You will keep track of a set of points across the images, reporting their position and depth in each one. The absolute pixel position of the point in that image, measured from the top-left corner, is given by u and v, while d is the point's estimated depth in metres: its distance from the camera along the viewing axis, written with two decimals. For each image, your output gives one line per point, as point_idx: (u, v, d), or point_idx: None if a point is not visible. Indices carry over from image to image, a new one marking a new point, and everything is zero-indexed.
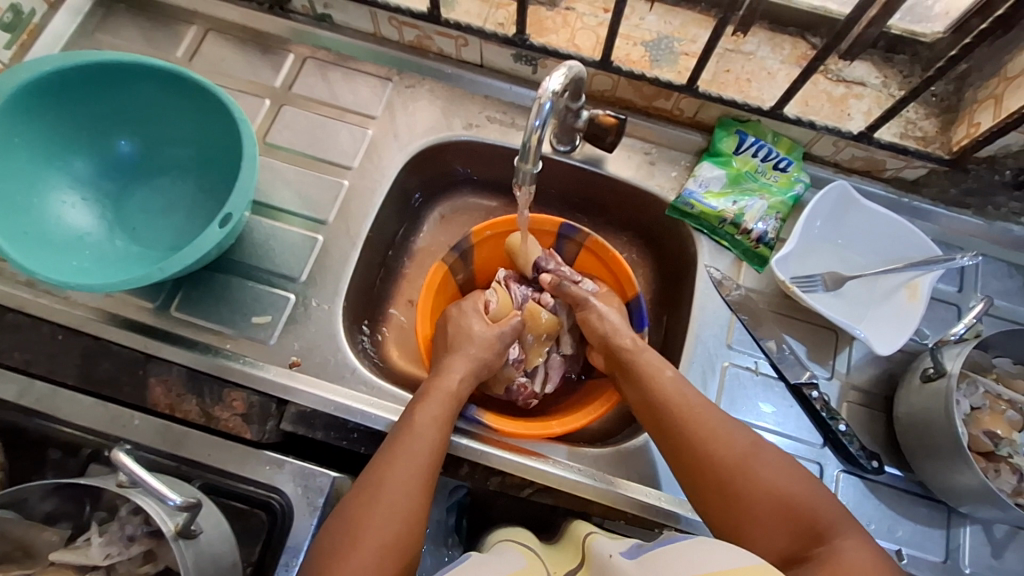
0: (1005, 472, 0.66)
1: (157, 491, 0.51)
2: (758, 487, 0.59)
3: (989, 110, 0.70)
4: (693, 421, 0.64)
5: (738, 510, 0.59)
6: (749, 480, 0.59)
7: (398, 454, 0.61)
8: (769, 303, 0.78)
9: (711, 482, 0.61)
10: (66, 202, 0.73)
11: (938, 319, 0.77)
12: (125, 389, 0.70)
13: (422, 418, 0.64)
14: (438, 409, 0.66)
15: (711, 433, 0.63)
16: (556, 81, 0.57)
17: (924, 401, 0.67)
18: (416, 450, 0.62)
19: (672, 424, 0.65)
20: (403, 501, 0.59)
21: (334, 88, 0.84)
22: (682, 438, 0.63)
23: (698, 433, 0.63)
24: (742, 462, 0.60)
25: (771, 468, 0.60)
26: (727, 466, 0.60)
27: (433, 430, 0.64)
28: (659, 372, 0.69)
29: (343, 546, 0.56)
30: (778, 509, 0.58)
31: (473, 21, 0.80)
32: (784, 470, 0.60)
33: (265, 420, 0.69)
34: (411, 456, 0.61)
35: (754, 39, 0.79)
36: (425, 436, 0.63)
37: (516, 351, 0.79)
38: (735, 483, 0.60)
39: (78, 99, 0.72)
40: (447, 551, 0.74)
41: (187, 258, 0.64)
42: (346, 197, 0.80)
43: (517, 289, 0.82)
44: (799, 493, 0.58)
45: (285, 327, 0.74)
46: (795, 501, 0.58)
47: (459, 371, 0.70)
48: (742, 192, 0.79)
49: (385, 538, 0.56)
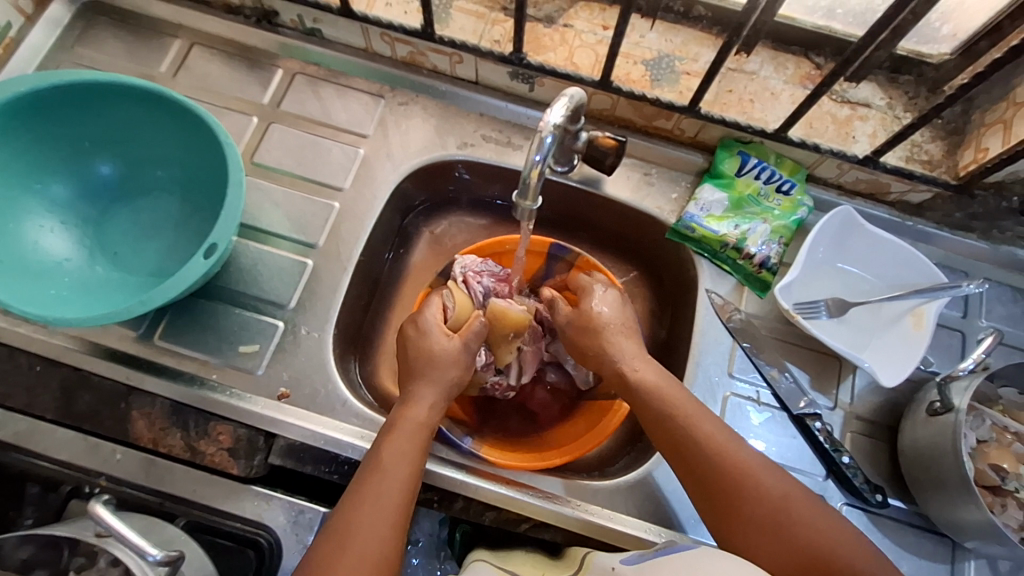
0: (1012, 507, 0.65)
1: (137, 546, 0.51)
2: (787, 538, 0.56)
3: (998, 135, 0.68)
4: (721, 466, 0.60)
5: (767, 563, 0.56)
6: (778, 519, 0.57)
7: (366, 497, 0.57)
8: (771, 330, 0.76)
9: (735, 529, 0.58)
10: (43, 227, 0.70)
11: (943, 347, 0.75)
12: (105, 423, 0.67)
13: (389, 456, 0.60)
14: (407, 445, 0.61)
15: (739, 480, 0.59)
16: (557, 113, 0.54)
17: (930, 435, 0.66)
18: (388, 492, 0.58)
19: (698, 468, 0.61)
20: (375, 548, 0.55)
21: (326, 105, 0.82)
22: (710, 485, 0.60)
23: (724, 479, 0.59)
24: (772, 513, 0.57)
25: (803, 516, 0.57)
26: (754, 516, 0.57)
27: (403, 467, 0.60)
28: (676, 406, 0.63)
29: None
30: (805, 562, 0.55)
31: (468, 38, 0.77)
32: (817, 519, 0.57)
33: (253, 454, 0.67)
34: (383, 497, 0.57)
35: (757, 58, 0.77)
36: (398, 472, 0.59)
37: (483, 356, 0.75)
38: (762, 532, 0.57)
39: (54, 119, 0.69)
40: (440, 565, 0.74)
41: (170, 291, 0.61)
42: (336, 220, 0.77)
43: (477, 285, 0.75)
44: (830, 543, 0.56)
45: (274, 356, 0.71)
46: (825, 555, 0.55)
47: (425, 399, 0.65)
48: (744, 216, 0.77)
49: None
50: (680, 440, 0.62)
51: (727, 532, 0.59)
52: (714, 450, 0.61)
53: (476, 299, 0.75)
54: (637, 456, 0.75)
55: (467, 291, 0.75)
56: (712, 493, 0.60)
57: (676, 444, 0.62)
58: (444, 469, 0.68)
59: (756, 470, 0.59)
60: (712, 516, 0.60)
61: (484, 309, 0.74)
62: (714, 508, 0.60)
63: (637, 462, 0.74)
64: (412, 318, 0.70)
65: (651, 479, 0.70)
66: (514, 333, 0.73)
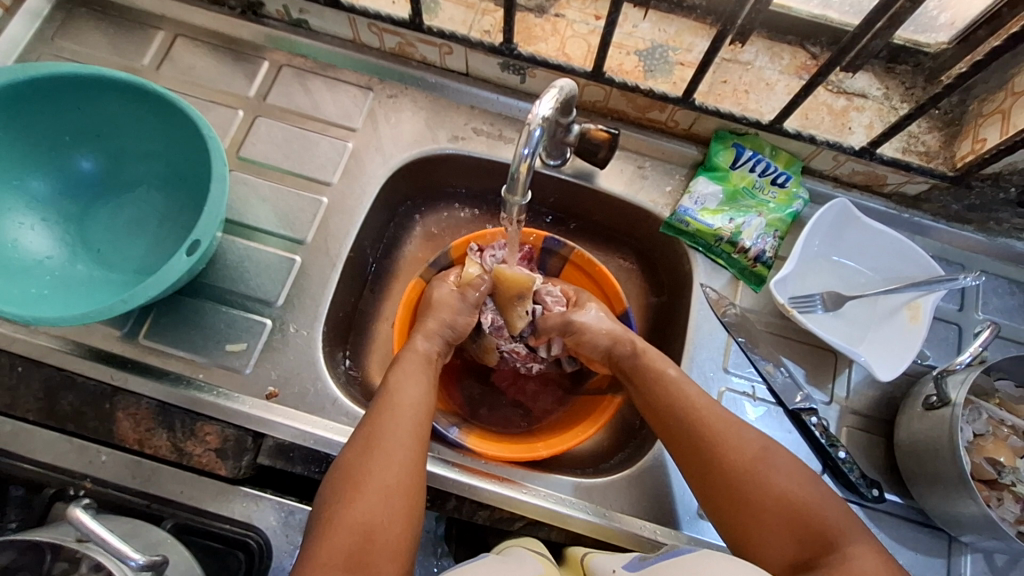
0: (1008, 500, 0.64)
1: (118, 551, 0.50)
2: (766, 491, 0.56)
3: (996, 126, 0.68)
4: (703, 420, 0.61)
5: (748, 516, 0.56)
6: (757, 485, 0.57)
7: (386, 405, 0.60)
8: (766, 324, 0.75)
9: (716, 481, 0.58)
10: (23, 224, 0.69)
11: (939, 340, 0.75)
12: (89, 425, 0.66)
13: (399, 376, 0.63)
14: (417, 367, 0.65)
15: (721, 432, 0.60)
16: (547, 104, 0.53)
17: (927, 429, 0.65)
18: (406, 397, 0.61)
19: (682, 425, 0.62)
20: (405, 445, 0.57)
21: (314, 98, 0.80)
22: (693, 440, 0.60)
23: (706, 432, 0.60)
24: (752, 467, 0.57)
25: (782, 471, 0.57)
26: (734, 468, 0.58)
27: (417, 381, 0.63)
28: (664, 368, 0.66)
29: (345, 493, 0.54)
30: (785, 515, 0.55)
31: (458, 29, 0.76)
32: (797, 476, 0.57)
33: (241, 454, 0.65)
34: (404, 405, 0.60)
35: (752, 48, 0.76)
36: (414, 384, 0.63)
37: (490, 317, 0.74)
38: (741, 483, 0.57)
39: (32, 114, 0.67)
40: (436, 561, 0.73)
41: (153, 288, 0.60)
42: (325, 215, 0.76)
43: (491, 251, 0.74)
44: (809, 499, 0.55)
45: (262, 355, 0.70)
46: (805, 507, 0.55)
47: (427, 332, 0.69)
48: (739, 209, 0.76)
49: (387, 480, 0.55)
50: (663, 399, 0.64)
51: (708, 484, 0.59)
52: (699, 408, 0.62)
53: (486, 266, 0.73)
54: (632, 452, 0.75)
55: (480, 261, 0.74)
56: (694, 446, 0.60)
57: (660, 403, 0.64)
58: (435, 467, 0.67)
59: (738, 428, 0.60)
60: (692, 469, 0.60)
61: (488, 273, 0.73)
62: (697, 461, 0.60)
63: (634, 457, 0.73)
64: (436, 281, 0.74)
65: (646, 476, 0.70)
66: (520, 294, 0.72)
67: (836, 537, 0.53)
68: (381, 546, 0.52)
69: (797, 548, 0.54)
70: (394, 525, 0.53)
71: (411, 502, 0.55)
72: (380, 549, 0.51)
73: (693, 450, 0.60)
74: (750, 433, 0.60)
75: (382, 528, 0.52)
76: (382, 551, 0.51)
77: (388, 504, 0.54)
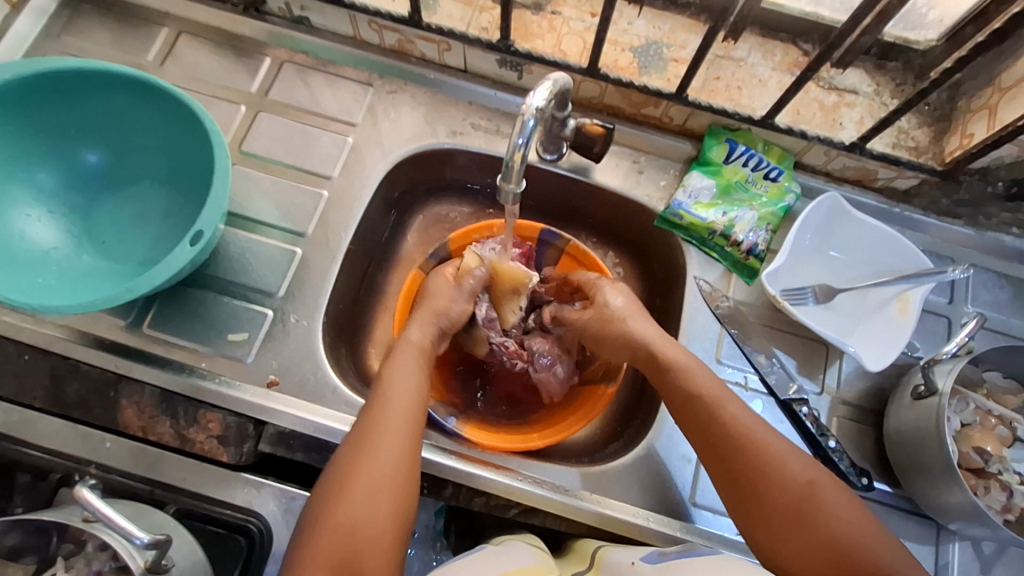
0: (995, 489, 0.66)
1: (124, 530, 0.51)
2: (816, 528, 0.55)
3: (983, 121, 0.69)
4: (751, 451, 0.59)
5: (790, 550, 0.56)
6: (809, 517, 0.56)
7: (378, 401, 0.61)
8: (759, 317, 0.77)
9: (760, 511, 0.57)
10: (30, 216, 0.70)
11: (929, 333, 0.76)
12: (95, 412, 0.67)
13: (395, 369, 0.64)
14: (411, 359, 0.65)
15: (770, 464, 0.58)
16: (540, 96, 0.54)
17: (915, 418, 0.66)
18: (398, 393, 0.61)
19: (727, 451, 0.60)
20: (394, 442, 0.58)
21: (315, 94, 0.82)
22: (739, 467, 0.59)
23: (753, 461, 0.58)
24: (800, 502, 0.56)
25: (831, 505, 0.56)
26: (780, 502, 0.57)
27: (411, 375, 0.63)
28: (701, 391, 0.62)
29: (334, 490, 0.55)
30: (832, 552, 0.54)
31: (456, 26, 0.77)
32: (848, 512, 0.56)
33: (242, 441, 0.67)
34: (396, 398, 0.61)
35: (745, 45, 0.77)
36: (407, 374, 0.63)
37: (484, 309, 0.75)
38: (788, 518, 0.56)
39: (39, 108, 0.69)
40: (435, 555, 0.73)
41: (157, 278, 0.61)
42: (325, 208, 0.77)
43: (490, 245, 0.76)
44: (861, 539, 0.54)
45: (263, 345, 0.72)
46: (854, 547, 0.54)
47: (421, 324, 0.69)
48: (732, 203, 0.77)
49: (373, 477, 0.55)
50: (708, 420, 0.62)
51: (749, 512, 0.58)
52: (745, 438, 0.59)
53: (484, 256, 0.75)
54: (625, 442, 0.76)
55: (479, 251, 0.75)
56: (737, 474, 0.59)
57: (703, 428, 0.61)
58: (434, 455, 0.68)
59: (786, 460, 0.58)
60: (734, 495, 0.59)
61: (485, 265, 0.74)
62: (740, 489, 0.59)
63: (627, 447, 0.74)
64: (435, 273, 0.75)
65: (638, 464, 0.71)
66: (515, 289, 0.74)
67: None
68: (365, 545, 0.53)
69: None
70: (379, 522, 0.54)
71: (397, 501, 0.56)
72: (362, 546, 0.52)
73: (737, 477, 0.59)
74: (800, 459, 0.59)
75: (365, 526, 0.53)
76: (367, 548, 0.52)
77: (372, 502, 0.54)
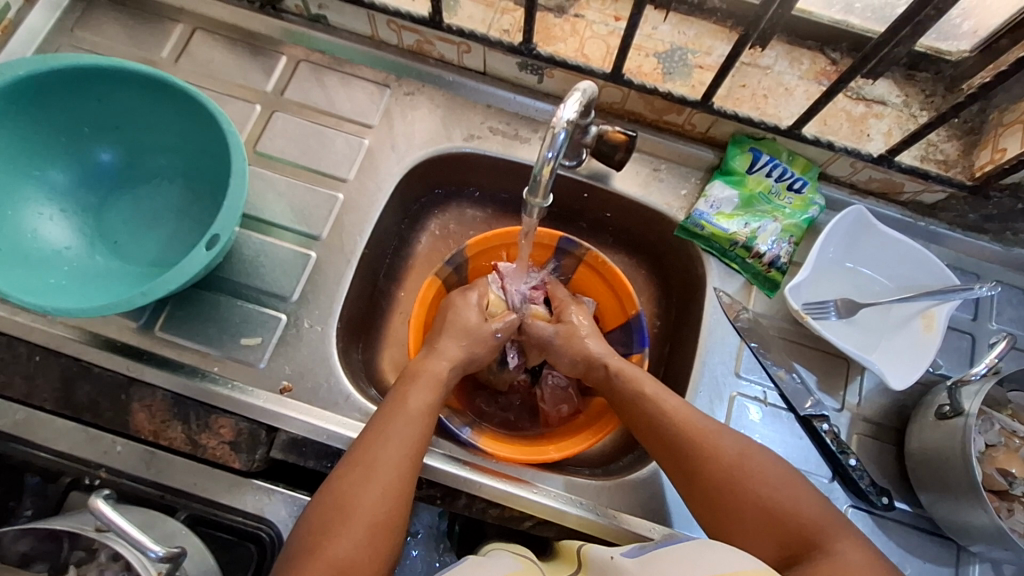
0: (1019, 511, 0.64)
1: (138, 542, 0.50)
2: (748, 496, 0.57)
3: (1017, 136, 0.67)
4: (686, 432, 0.61)
5: (729, 520, 0.57)
6: (737, 491, 0.57)
7: (385, 429, 0.59)
8: (779, 330, 0.75)
9: (700, 488, 0.59)
10: (42, 214, 0.69)
11: (952, 349, 0.75)
12: (105, 415, 0.66)
13: (415, 397, 0.62)
14: (432, 388, 0.64)
15: (702, 442, 0.60)
16: (571, 108, 0.52)
17: (939, 439, 0.65)
18: (407, 426, 0.60)
19: (664, 435, 0.62)
20: (402, 478, 0.57)
21: (330, 94, 0.80)
22: (676, 448, 0.61)
23: (685, 439, 0.61)
24: (730, 475, 0.58)
25: (763, 478, 0.58)
26: (715, 477, 0.59)
27: (425, 408, 0.62)
28: (642, 388, 0.66)
29: (331, 522, 0.53)
30: (765, 517, 0.56)
31: (477, 27, 0.75)
32: (780, 480, 0.58)
33: (254, 447, 0.66)
34: (410, 431, 0.59)
35: (772, 52, 0.75)
36: (424, 406, 0.62)
37: (514, 359, 0.78)
38: (724, 490, 0.58)
39: (51, 103, 0.67)
40: (439, 557, 0.77)
41: (171, 282, 0.60)
42: (341, 211, 0.76)
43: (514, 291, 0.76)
44: (789, 502, 0.56)
45: (276, 349, 0.71)
46: (786, 512, 0.55)
47: (451, 357, 0.67)
48: (755, 214, 0.76)
49: (376, 515, 0.54)
50: (639, 409, 0.66)
51: (692, 492, 0.60)
52: (678, 420, 0.62)
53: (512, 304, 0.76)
54: (640, 455, 0.74)
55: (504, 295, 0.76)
56: (673, 460, 0.62)
57: (644, 415, 0.65)
58: (447, 465, 0.67)
59: (717, 434, 0.61)
60: (678, 476, 0.61)
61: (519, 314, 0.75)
62: (681, 470, 0.61)
63: (642, 461, 0.73)
64: (457, 291, 0.74)
65: (655, 478, 0.70)
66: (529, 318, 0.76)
67: (816, 537, 0.54)
68: None
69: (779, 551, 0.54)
70: (374, 563, 0.53)
71: (391, 541, 0.55)
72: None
73: (676, 458, 0.61)
74: (730, 436, 0.61)
75: (360, 565, 0.52)
76: None
77: (370, 541, 0.53)
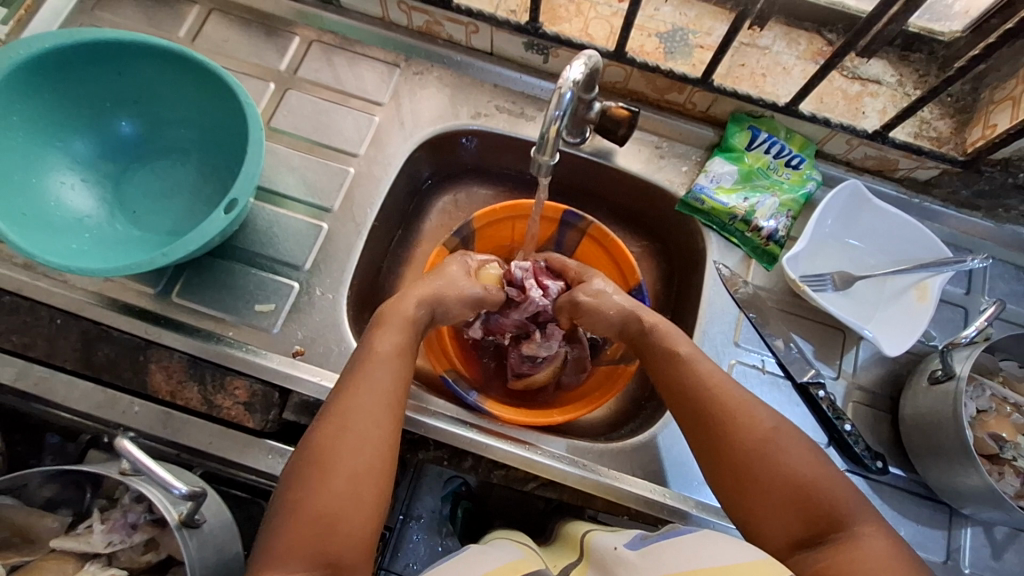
0: (1009, 474, 0.66)
1: (163, 481, 0.53)
2: (777, 469, 0.55)
3: (1006, 111, 0.70)
4: (717, 398, 0.60)
5: (754, 493, 0.55)
6: (768, 464, 0.55)
7: (360, 385, 0.59)
8: (777, 302, 0.77)
9: (728, 458, 0.57)
10: (65, 183, 0.71)
11: (946, 321, 0.77)
12: (124, 375, 0.68)
13: (383, 348, 0.62)
14: (399, 337, 0.64)
15: (736, 413, 0.59)
16: (577, 70, 0.55)
17: (931, 403, 0.67)
18: (379, 380, 0.60)
19: (697, 400, 0.61)
20: (377, 429, 0.57)
21: (339, 73, 0.83)
22: (707, 413, 0.60)
23: (719, 408, 0.59)
24: (762, 448, 0.56)
25: (795, 454, 0.56)
26: (745, 447, 0.57)
27: (393, 359, 0.62)
28: (678, 348, 0.65)
29: (312, 477, 0.53)
30: (792, 492, 0.54)
31: (485, 7, 0.78)
32: (811, 458, 0.56)
33: (268, 408, 0.68)
34: (380, 382, 0.60)
35: (770, 33, 0.78)
36: (392, 357, 0.62)
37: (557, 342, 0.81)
38: (753, 463, 0.56)
39: (75, 76, 0.70)
40: (441, 541, 0.81)
41: (192, 243, 0.63)
42: (351, 184, 0.79)
43: (549, 283, 0.77)
44: (820, 481, 0.54)
45: (289, 315, 0.73)
46: (814, 487, 0.54)
47: None
48: (753, 189, 0.78)
49: (358, 466, 0.54)
50: (673, 378, 0.64)
51: (717, 462, 0.58)
52: (713, 387, 0.61)
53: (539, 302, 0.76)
54: (644, 421, 0.77)
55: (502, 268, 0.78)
56: (704, 428, 0.60)
57: (680, 382, 0.63)
58: (458, 428, 0.70)
59: (752, 405, 0.59)
60: (703, 445, 0.59)
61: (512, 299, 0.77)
62: (708, 439, 0.59)
63: (643, 426, 0.75)
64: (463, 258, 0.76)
65: (657, 443, 0.72)
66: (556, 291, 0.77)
67: (844, 517, 0.53)
68: (344, 536, 0.51)
69: (802, 529, 0.53)
70: (361, 512, 0.53)
71: (377, 490, 0.55)
72: (343, 538, 0.51)
73: (704, 424, 0.59)
74: (764, 410, 0.59)
75: (346, 516, 0.52)
76: (347, 539, 0.51)
77: (354, 490, 0.53)
